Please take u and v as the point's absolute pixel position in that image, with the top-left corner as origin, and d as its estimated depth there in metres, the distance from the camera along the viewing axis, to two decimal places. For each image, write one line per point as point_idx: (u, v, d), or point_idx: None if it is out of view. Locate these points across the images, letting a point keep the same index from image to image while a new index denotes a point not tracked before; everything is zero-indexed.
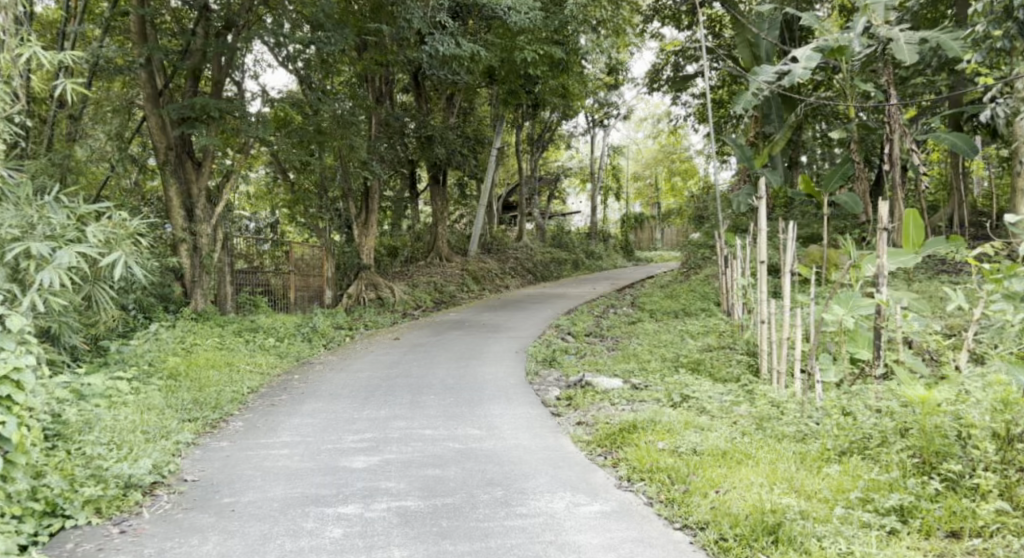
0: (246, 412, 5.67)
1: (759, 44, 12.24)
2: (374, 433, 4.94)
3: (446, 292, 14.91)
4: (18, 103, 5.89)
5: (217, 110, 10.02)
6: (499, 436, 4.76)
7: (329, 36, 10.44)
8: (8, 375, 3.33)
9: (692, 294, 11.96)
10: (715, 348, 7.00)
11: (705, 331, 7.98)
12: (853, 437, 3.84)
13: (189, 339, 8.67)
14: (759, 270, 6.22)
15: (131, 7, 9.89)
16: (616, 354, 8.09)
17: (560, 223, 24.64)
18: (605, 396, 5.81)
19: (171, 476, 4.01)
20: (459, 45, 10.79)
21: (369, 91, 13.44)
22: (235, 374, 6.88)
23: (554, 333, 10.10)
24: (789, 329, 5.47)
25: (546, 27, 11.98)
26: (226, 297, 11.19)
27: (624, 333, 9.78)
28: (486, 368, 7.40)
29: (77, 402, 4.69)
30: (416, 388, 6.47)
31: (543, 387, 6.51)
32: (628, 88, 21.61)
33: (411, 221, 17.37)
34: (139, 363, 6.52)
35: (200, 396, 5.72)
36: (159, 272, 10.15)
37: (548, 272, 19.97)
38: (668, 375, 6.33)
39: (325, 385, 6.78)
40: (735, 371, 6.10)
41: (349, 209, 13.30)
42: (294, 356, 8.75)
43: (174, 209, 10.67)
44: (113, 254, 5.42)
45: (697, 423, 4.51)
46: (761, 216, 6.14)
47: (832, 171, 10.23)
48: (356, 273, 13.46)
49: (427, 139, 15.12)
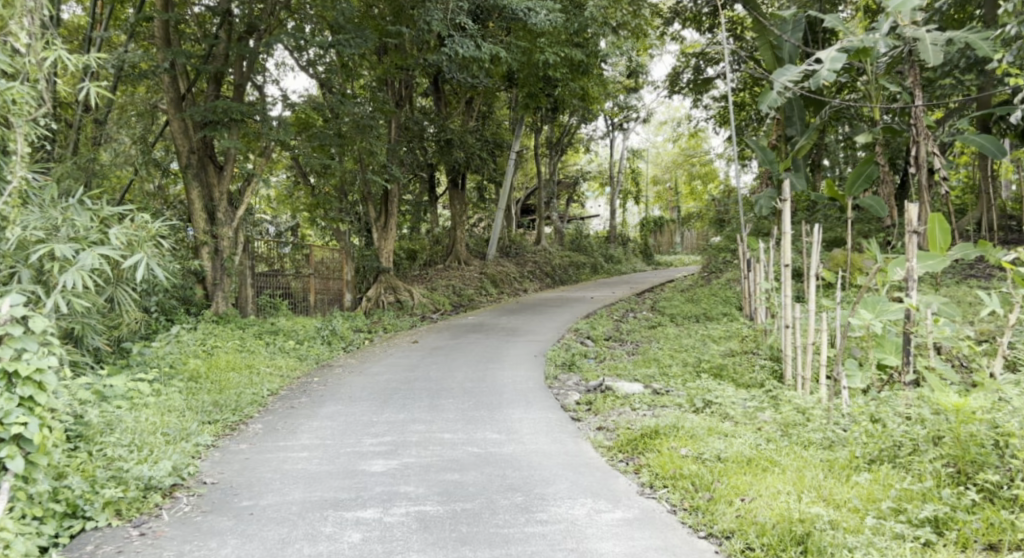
0: (266, 414, 5.67)
1: (781, 46, 12.21)
2: (392, 436, 4.91)
3: (465, 295, 14.90)
4: (44, 106, 5.94)
5: (239, 114, 10.08)
6: (519, 441, 4.71)
7: (350, 39, 10.51)
8: (31, 376, 3.35)
9: (714, 298, 11.84)
10: (738, 353, 6.91)
11: (726, 336, 7.90)
12: (883, 445, 3.75)
13: (209, 341, 8.72)
14: (783, 274, 6.11)
15: (156, 12, 9.98)
16: (636, 359, 8.01)
17: (579, 226, 24.60)
18: (626, 401, 5.75)
19: (190, 478, 3.99)
20: (479, 47, 10.79)
21: (390, 95, 13.47)
22: (255, 377, 6.89)
23: (573, 337, 10.05)
24: (814, 334, 5.38)
25: (567, 30, 11.98)
26: (247, 299, 11.27)
27: (645, 337, 9.70)
28: (506, 372, 7.36)
29: (99, 403, 4.71)
30: (435, 391, 6.44)
31: (563, 392, 6.44)
32: (648, 92, 21.51)
33: (430, 224, 17.40)
34: (160, 365, 6.55)
35: (220, 399, 5.73)
36: (181, 274, 10.23)
37: (567, 276, 19.90)
38: (690, 380, 6.25)
39: (344, 388, 6.77)
40: (759, 376, 6.01)
41: (369, 212, 13.34)
42: (313, 359, 8.76)
43: (196, 213, 10.74)
44: (136, 256, 5.45)
45: (721, 429, 4.43)
46: (786, 219, 6.03)
47: (854, 174, 9.99)
48: (375, 276, 13.49)
49: (446, 142, 15.13)
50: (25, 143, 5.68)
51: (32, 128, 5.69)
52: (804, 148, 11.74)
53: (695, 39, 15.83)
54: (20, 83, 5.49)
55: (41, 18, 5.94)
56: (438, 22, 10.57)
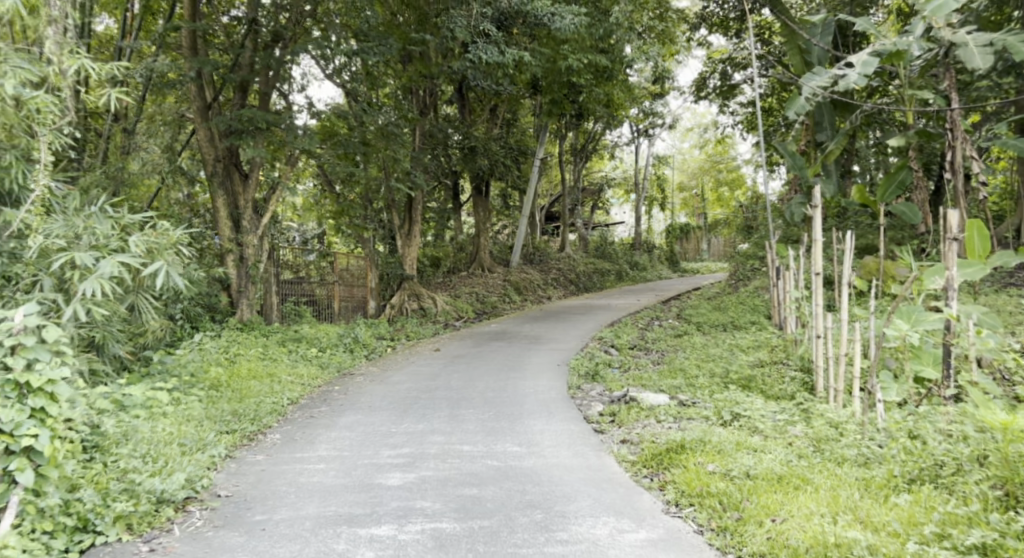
0: (284, 424, 5.61)
1: (810, 51, 12.01)
2: (411, 448, 4.82)
3: (488, 303, 14.81)
4: (68, 115, 5.95)
5: (264, 122, 10.11)
6: (539, 454, 4.59)
7: (374, 47, 10.58)
8: (43, 387, 3.33)
9: (742, 306, 11.63)
10: (767, 364, 6.74)
11: (755, 345, 7.71)
12: (924, 464, 3.57)
13: (232, 349, 8.71)
14: (814, 282, 5.92)
15: (182, 22, 10.05)
16: (662, 368, 7.86)
17: (604, 233, 24.43)
18: (651, 413, 5.62)
19: (204, 491, 3.93)
20: (503, 53, 10.74)
21: (414, 103, 13.45)
22: (276, 385, 6.84)
23: (598, 345, 9.91)
24: (846, 346, 5.20)
25: (591, 36, 11.89)
26: (271, 307, 11.28)
27: (671, 346, 9.53)
28: (529, 381, 7.25)
29: (116, 413, 4.68)
30: (455, 401, 6.35)
31: (586, 403, 6.32)
32: (674, 98, 21.33)
33: (455, 231, 17.35)
34: (182, 373, 6.52)
35: (239, 408, 5.68)
36: (206, 282, 10.28)
37: (592, 283, 19.75)
38: (717, 391, 6.10)
39: (365, 397, 6.70)
40: (789, 388, 5.84)
41: (393, 220, 13.33)
42: (335, 366, 8.71)
43: (222, 221, 10.78)
44: (155, 264, 5.41)
45: (750, 444, 4.28)
46: (817, 225, 5.84)
47: (886, 181, 9.74)
48: (399, 283, 13.46)
49: (470, 149, 15.09)
50: (49, 152, 5.68)
51: (56, 137, 5.69)
52: (834, 154, 11.53)
53: (722, 44, 15.63)
54: (44, 92, 5.50)
55: (66, 27, 5.95)
56: (462, 29, 10.55)
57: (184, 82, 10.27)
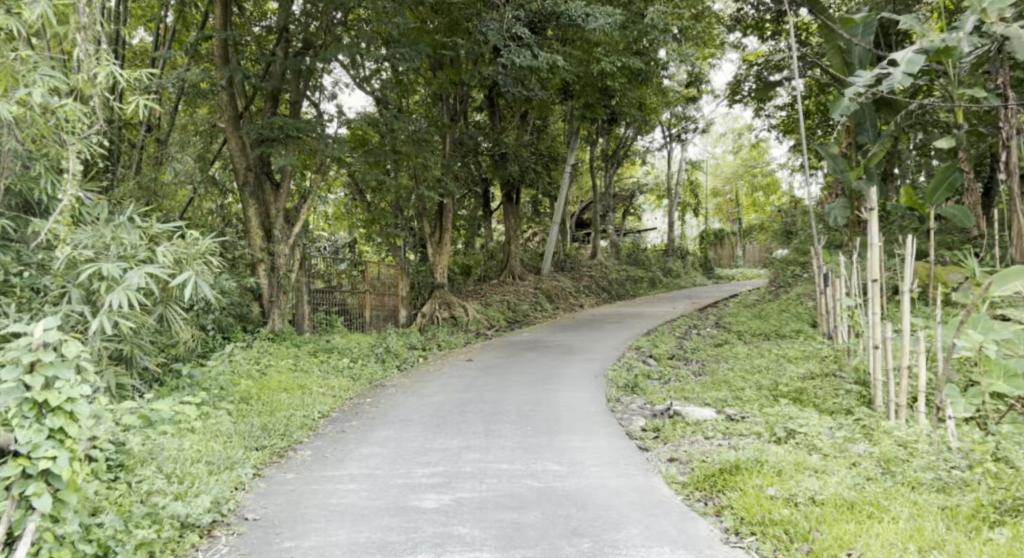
0: (315, 440, 5.43)
1: (851, 50, 11.64)
2: (446, 466, 4.59)
3: (520, 311, 14.58)
4: (97, 123, 5.82)
5: (296, 130, 10.02)
6: (582, 474, 4.34)
7: (405, 54, 10.47)
8: (62, 405, 3.15)
9: (784, 314, 11.25)
10: (819, 376, 6.41)
11: (803, 356, 7.36)
12: (1017, 494, 3.24)
13: (262, 360, 8.59)
14: (871, 289, 5.58)
15: (214, 31, 10.00)
16: (704, 380, 7.56)
17: (636, 240, 24.10)
18: (698, 428, 5.36)
19: (231, 514, 3.75)
20: (536, 57, 10.58)
21: (444, 111, 13.29)
22: (307, 398, 6.68)
23: (634, 355, 9.62)
24: (909, 357, 4.88)
25: (625, 39, 11.66)
26: (303, 316, 11.18)
27: (711, 356, 9.23)
28: (565, 393, 6.99)
29: (142, 430, 4.53)
30: (490, 415, 6.11)
31: (627, 417, 6.06)
32: (707, 101, 20.97)
33: (485, 239, 17.16)
34: (211, 386, 6.38)
35: (269, 423, 5.51)
36: (238, 292, 10.21)
37: (625, 290, 19.43)
38: (767, 406, 5.81)
39: (397, 410, 6.50)
40: (845, 402, 5.52)
41: (423, 228, 13.19)
42: (367, 378, 8.53)
43: (253, 230, 10.70)
44: (183, 275, 5.27)
45: (810, 465, 3.99)
46: (874, 229, 5.51)
47: (935, 183, 9.29)
48: (430, 292, 13.31)
49: (500, 156, 14.92)
50: (77, 161, 5.56)
51: (85, 146, 5.57)
52: (878, 157, 11.19)
53: (757, 47, 15.29)
54: (72, 99, 5.38)
55: (95, 35, 5.83)
56: (494, 33, 10.37)
57: (217, 90, 10.22)
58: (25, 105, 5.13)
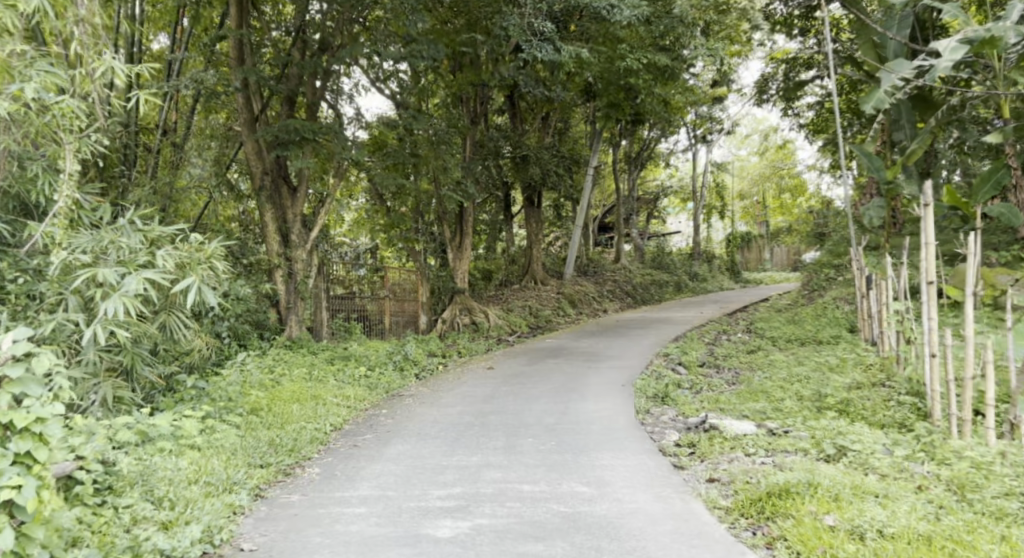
0: (325, 456, 5.09)
1: (885, 45, 11.17)
2: (463, 487, 4.23)
3: (542, 316, 14.19)
4: (98, 122, 5.52)
5: (311, 132, 9.72)
6: (613, 498, 3.96)
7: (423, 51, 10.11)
8: (30, 427, 2.94)
9: (821, 319, 10.76)
10: (865, 387, 5.97)
11: (846, 364, 6.91)
12: None
13: (277, 369, 8.28)
14: (927, 291, 5.11)
15: (228, 31, 9.74)
16: (739, 390, 7.15)
17: (661, 243, 23.63)
18: (737, 444, 4.98)
19: (225, 545, 3.42)
20: (559, 52, 10.25)
21: (465, 113, 12.97)
22: (321, 410, 6.36)
23: (663, 363, 9.18)
24: (974, 367, 4.42)
25: (650, 34, 11.24)
26: (322, 323, 10.87)
27: (744, 364, 8.79)
28: (592, 404, 6.60)
29: (136, 449, 4.21)
30: (512, 428, 5.74)
31: (659, 431, 5.67)
32: (734, 101, 20.45)
33: (507, 243, 16.80)
34: (218, 398, 6.06)
35: (276, 437, 5.18)
36: (254, 298, 9.94)
37: (650, 295, 18.97)
38: (812, 421, 5.39)
39: (414, 422, 6.15)
40: (898, 416, 5.09)
41: (443, 232, 12.86)
42: (384, 387, 8.16)
43: (270, 234, 10.42)
44: (185, 280, 4.97)
45: (869, 488, 3.59)
46: (931, 227, 5.05)
47: (983, 177, 8.71)
48: (450, 297, 12.95)
49: (522, 159, 14.56)
50: (76, 161, 5.26)
51: (84, 145, 5.28)
52: (916, 155, 10.73)
53: (785, 45, 14.80)
54: (72, 96, 5.09)
55: (97, 30, 5.55)
56: (515, 28, 9.99)
57: (232, 91, 9.97)
58: (19, 101, 4.84)
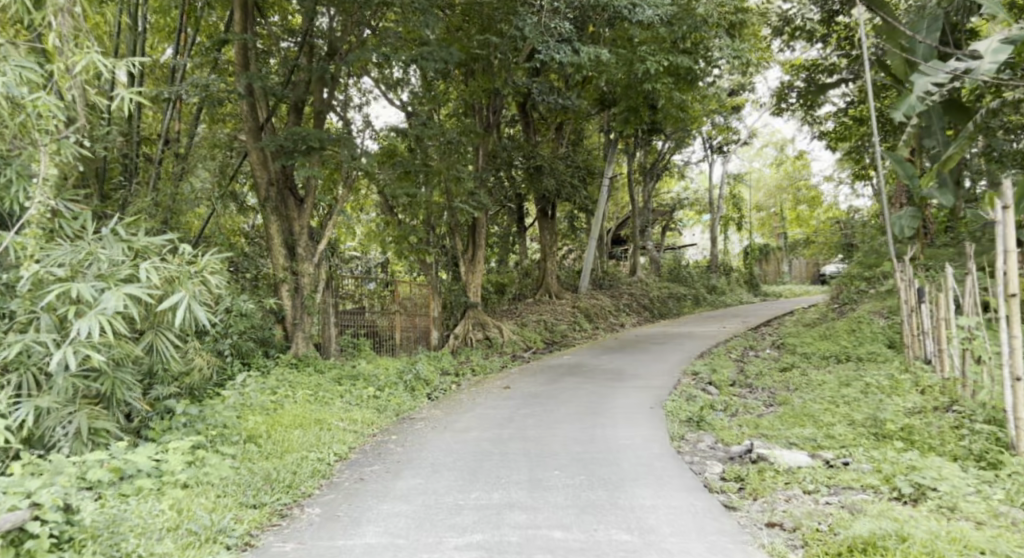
0: (328, 491, 4.57)
1: (914, 49, 10.51)
2: (484, 534, 3.72)
3: (558, 331, 13.63)
4: (78, 123, 5.01)
5: (319, 141, 9.25)
6: (660, 550, 3.48)
7: (433, 53, 9.59)
8: None
9: (857, 335, 10.16)
10: (926, 412, 5.42)
11: (899, 385, 6.32)
12: None
13: (279, 391, 7.74)
14: (1007, 307, 4.58)
15: (231, 34, 9.29)
16: (779, 413, 6.57)
17: (677, 256, 23.01)
18: (792, 479, 4.43)
19: None
20: (578, 53, 9.71)
21: (477, 122, 12.48)
22: (326, 437, 5.81)
23: (692, 382, 8.58)
24: None
25: (671, 36, 10.47)
26: (329, 339, 10.36)
27: (780, 383, 8.22)
28: (623, 428, 6.04)
29: (108, 492, 3.71)
30: (537, 457, 5.19)
31: (700, 461, 5.13)
32: (751, 111, 19.90)
33: (520, 256, 16.25)
34: (212, 424, 5.52)
35: (273, 470, 4.66)
36: (258, 314, 9.39)
37: (667, 308, 18.36)
38: (874, 450, 4.85)
39: (427, 451, 5.58)
40: (976, 448, 4.56)
41: (455, 245, 12.32)
42: (394, 409, 7.58)
43: (276, 248, 9.92)
44: (170, 295, 4.46)
45: (972, 542, 3.10)
46: (1009, 234, 4.53)
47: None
48: (463, 311, 12.44)
49: (535, 169, 13.99)
50: (54, 165, 4.75)
51: (63, 147, 4.74)
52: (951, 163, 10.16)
53: (806, 51, 14.12)
54: (49, 93, 4.60)
55: (76, 22, 5.04)
56: (532, 29, 9.52)
57: (236, 98, 9.51)
58: None
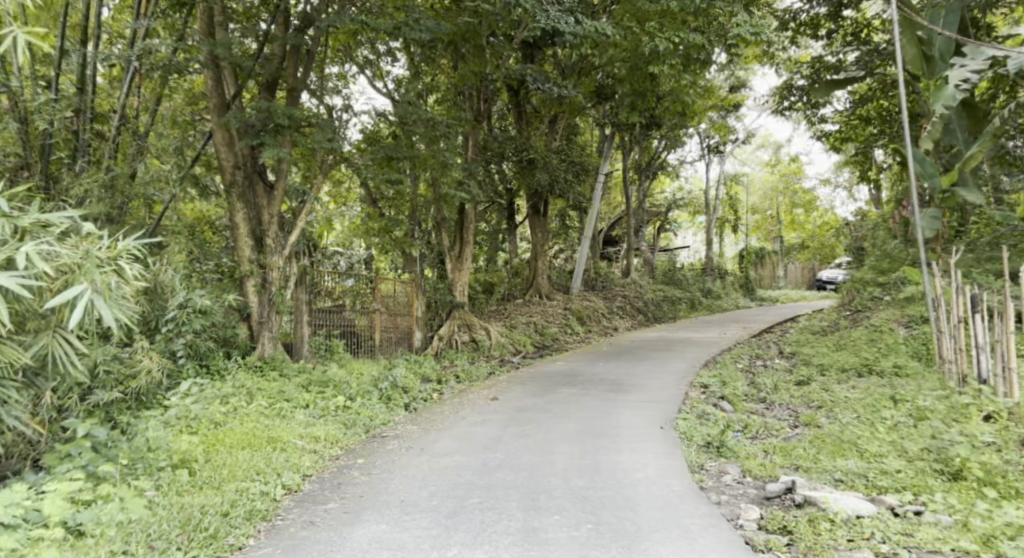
0: (267, 541, 3.60)
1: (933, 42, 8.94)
2: None
3: (550, 335, 12.62)
4: None
5: (288, 118, 8.15)
6: None
7: (419, 21, 8.50)
8: None
9: (878, 345, 9.25)
10: (1003, 446, 4.52)
11: (959, 408, 5.40)
12: None
13: (231, 402, 6.64)
14: None
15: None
16: (811, 436, 5.62)
17: (671, 258, 22.02)
18: (857, 534, 3.51)
19: None
20: (582, 25, 8.73)
21: (467, 109, 11.35)
22: (274, 462, 4.77)
23: (702, 397, 7.60)
24: None
25: (684, 12, 9.36)
26: (302, 339, 9.22)
27: (804, 400, 7.25)
28: (636, 457, 5.05)
29: None
30: (531, 495, 4.21)
31: (732, 502, 4.17)
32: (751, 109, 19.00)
33: (509, 255, 15.20)
34: (130, 451, 4.49)
35: (196, 513, 3.68)
36: (218, 311, 8.29)
37: (663, 312, 17.41)
38: (951, 495, 3.93)
39: (396, 483, 4.57)
40: None
41: (441, 240, 11.30)
42: (365, 425, 6.50)
43: (241, 238, 8.83)
44: (65, 288, 3.54)
45: None
46: None
47: None
48: (448, 311, 11.37)
49: (528, 162, 12.84)
50: None
51: None
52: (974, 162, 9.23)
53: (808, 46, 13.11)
54: None
55: None
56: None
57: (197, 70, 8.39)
58: None
